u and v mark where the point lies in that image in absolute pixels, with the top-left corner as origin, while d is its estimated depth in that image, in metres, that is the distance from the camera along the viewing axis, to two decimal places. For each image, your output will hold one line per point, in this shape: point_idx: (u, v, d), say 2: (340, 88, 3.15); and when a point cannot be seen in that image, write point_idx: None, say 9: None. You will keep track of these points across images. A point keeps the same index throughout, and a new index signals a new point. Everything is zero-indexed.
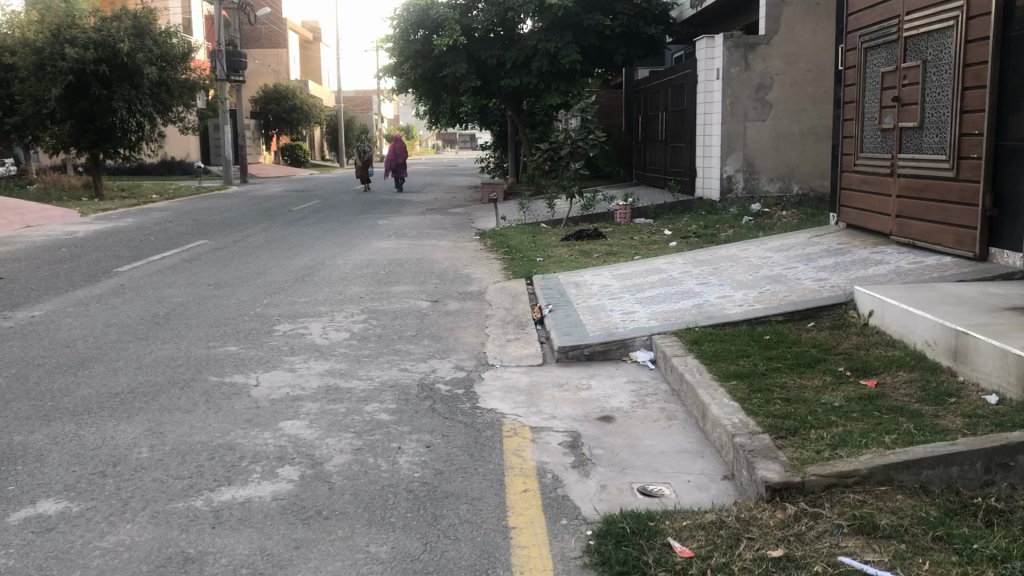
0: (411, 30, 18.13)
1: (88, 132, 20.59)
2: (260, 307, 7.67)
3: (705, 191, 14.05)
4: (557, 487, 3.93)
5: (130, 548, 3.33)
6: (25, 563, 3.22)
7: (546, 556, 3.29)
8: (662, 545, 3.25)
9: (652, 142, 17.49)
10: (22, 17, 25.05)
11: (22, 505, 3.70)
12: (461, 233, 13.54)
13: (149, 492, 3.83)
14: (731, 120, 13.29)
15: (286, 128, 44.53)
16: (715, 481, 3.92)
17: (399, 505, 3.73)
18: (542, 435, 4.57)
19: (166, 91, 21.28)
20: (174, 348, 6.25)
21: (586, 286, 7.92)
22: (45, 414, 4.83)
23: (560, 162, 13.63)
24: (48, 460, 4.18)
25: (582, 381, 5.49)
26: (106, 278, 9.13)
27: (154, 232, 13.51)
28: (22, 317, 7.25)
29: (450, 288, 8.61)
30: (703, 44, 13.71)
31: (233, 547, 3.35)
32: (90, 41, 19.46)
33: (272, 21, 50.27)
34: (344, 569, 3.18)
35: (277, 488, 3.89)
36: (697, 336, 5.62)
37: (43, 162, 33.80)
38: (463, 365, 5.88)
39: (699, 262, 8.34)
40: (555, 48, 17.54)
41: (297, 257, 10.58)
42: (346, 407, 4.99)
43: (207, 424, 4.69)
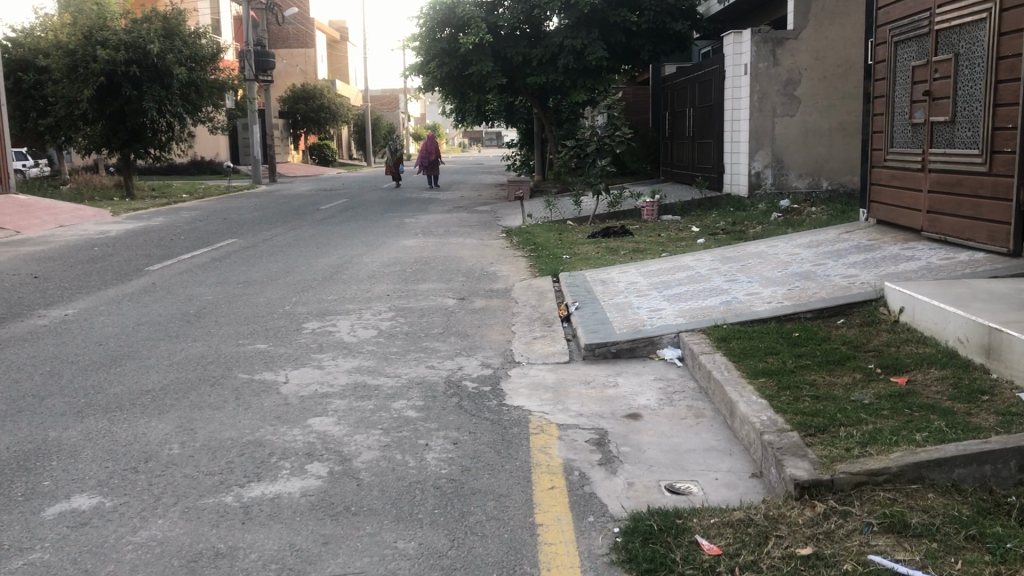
0: (437, 29, 18.19)
1: (120, 133, 20.85)
2: (288, 305, 7.71)
3: (733, 188, 13.97)
4: (583, 484, 3.92)
5: (162, 543, 3.38)
6: (59, 557, 3.27)
7: (573, 553, 3.29)
8: (689, 542, 3.24)
9: (679, 138, 17.39)
10: (56, 21, 25.44)
11: (57, 500, 3.76)
12: (488, 230, 13.56)
13: (180, 489, 3.87)
14: (760, 116, 13.20)
15: (314, 128, 44.94)
16: (743, 479, 3.90)
17: (426, 501, 3.75)
18: (569, 432, 4.57)
19: (195, 91, 21.52)
20: (204, 345, 6.31)
21: (612, 283, 7.88)
22: (79, 410, 4.91)
23: (587, 158, 13.59)
24: (82, 456, 4.25)
25: (609, 378, 5.48)
26: (138, 276, 9.26)
27: (184, 231, 13.69)
28: (55, 316, 7.36)
29: (477, 286, 8.62)
30: (730, 40, 13.64)
31: (263, 542, 3.39)
32: (121, 43, 19.66)
33: (299, 21, 50.78)
34: (372, 566, 3.20)
35: (306, 484, 3.93)
36: (725, 334, 5.59)
37: (75, 162, 34.31)
38: (489, 363, 5.89)
39: (727, 258, 8.31)
40: (582, 46, 17.50)
41: (325, 256, 10.67)
42: (374, 405, 5.01)
43: (237, 421, 4.74)
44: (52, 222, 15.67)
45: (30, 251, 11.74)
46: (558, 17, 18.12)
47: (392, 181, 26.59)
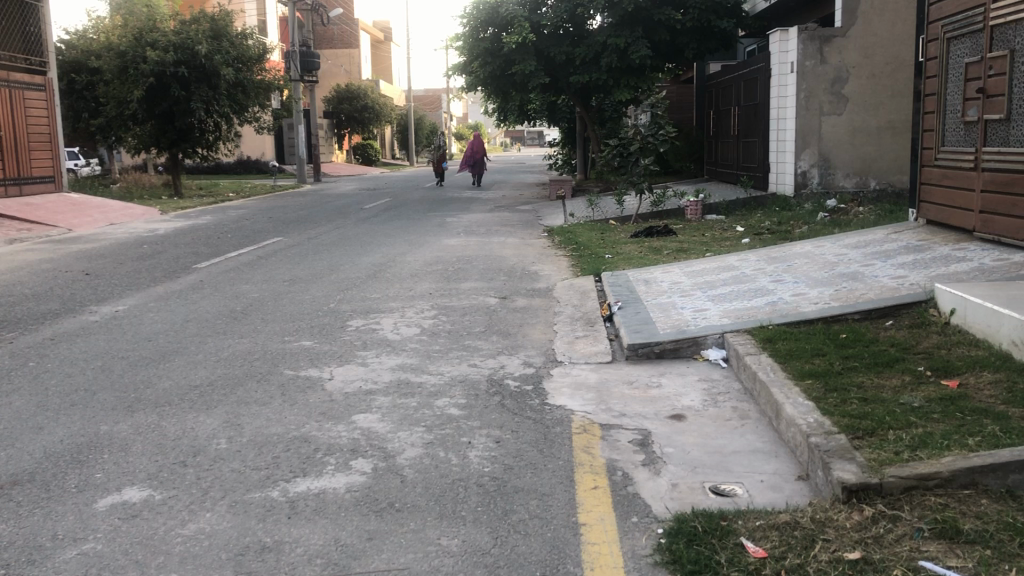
0: (480, 28, 18.24)
1: (168, 133, 21.20)
2: (333, 302, 7.80)
3: (779, 188, 13.81)
4: (626, 485, 3.91)
5: (210, 536, 3.43)
6: (112, 548, 3.33)
7: (616, 554, 3.28)
8: (735, 544, 3.21)
9: (724, 137, 17.22)
10: (107, 23, 25.97)
11: (109, 492, 3.84)
12: (529, 229, 13.56)
13: (227, 483, 3.93)
14: (806, 115, 13.04)
15: (358, 128, 45.32)
16: (789, 481, 3.85)
17: (469, 499, 3.76)
18: (612, 433, 4.56)
19: (242, 91, 21.82)
20: (250, 342, 6.39)
21: (655, 283, 7.83)
22: (129, 405, 5.00)
23: (630, 157, 13.51)
24: (133, 450, 4.33)
25: (653, 379, 5.45)
26: (185, 274, 9.41)
27: (230, 229, 13.91)
28: (106, 312, 7.51)
29: (519, 285, 8.63)
30: (776, 38, 13.49)
31: (308, 537, 3.43)
32: (170, 45, 20.00)
33: (344, 21, 51.23)
34: (416, 562, 3.22)
35: (350, 480, 3.96)
36: (771, 335, 5.52)
37: (125, 161, 35.01)
38: (531, 362, 5.90)
39: (773, 258, 8.22)
40: (625, 44, 17.43)
41: (368, 254, 10.78)
42: (417, 402, 5.04)
43: (283, 417, 4.80)
44: (102, 220, 16.01)
45: (82, 249, 12.02)
46: (601, 16, 18.08)
47: (436, 179, 26.76)
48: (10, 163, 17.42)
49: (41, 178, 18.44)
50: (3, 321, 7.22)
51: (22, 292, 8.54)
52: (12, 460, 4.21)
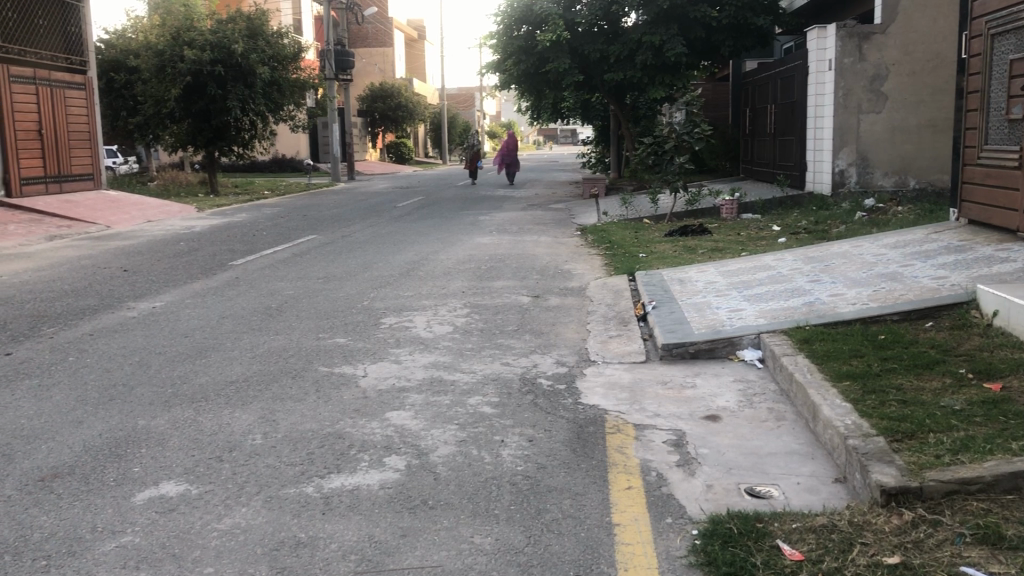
0: (514, 26, 18.24)
1: (205, 131, 21.44)
2: (366, 300, 7.84)
3: (816, 187, 13.64)
4: (661, 485, 3.88)
5: (246, 531, 3.46)
6: (149, 541, 3.37)
7: (650, 554, 3.25)
8: (771, 546, 3.17)
9: (760, 136, 17.05)
10: (146, 22, 26.33)
11: (146, 486, 3.88)
12: (562, 228, 13.53)
13: (263, 478, 3.96)
14: (844, 113, 12.87)
15: (391, 126, 45.56)
16: (826, 483, 3.80)
17: (502, 497, 3.75)
18: (646, 433, 4.52)
19: (278, 90, 22.01)
20: (286, 339, 6.44)
21: (690, 283, 7.78)
22: (167, 400, 5.06)
23: (664, 156, 13.43)
24: (170, 444, 4.38)
25: (687, 379, 5.40)
26: (222, 270, 9.51)
27: (266, 227, 14.02)
28: (144, 308, 7.60)
29: (552, 283, 8.62)
30: (814, 35, 13.33)
31: (342, 532, 3.44)
32: (207, 44, 20.22)
33: (378, 21, 51.52)
34: (449, 559, 3.22)
35: (384, 476, 3.97)
36: (808, 335, 5.46)
37: (162, 159, 35.51)
38: (564, 361, 5.87)
39: (810, 258, 8.12)
40: (660, 42, 17.31)
41: (401, 252, 10.83)
42: (450, 400, 5.04)
43: (318, 413, 4.83)
44: (140, 217, 16.22)
45: (121, 245, 12.19)
46: (636, 13, 18.00)
47: (470, 177, 26.83)
48: (51, 161, 17.72)
49: (81, 176, 18.73)
50: (44, 316, 7.34)
51: (63, 288, 8.69)
52: (52, 453, 4.27)
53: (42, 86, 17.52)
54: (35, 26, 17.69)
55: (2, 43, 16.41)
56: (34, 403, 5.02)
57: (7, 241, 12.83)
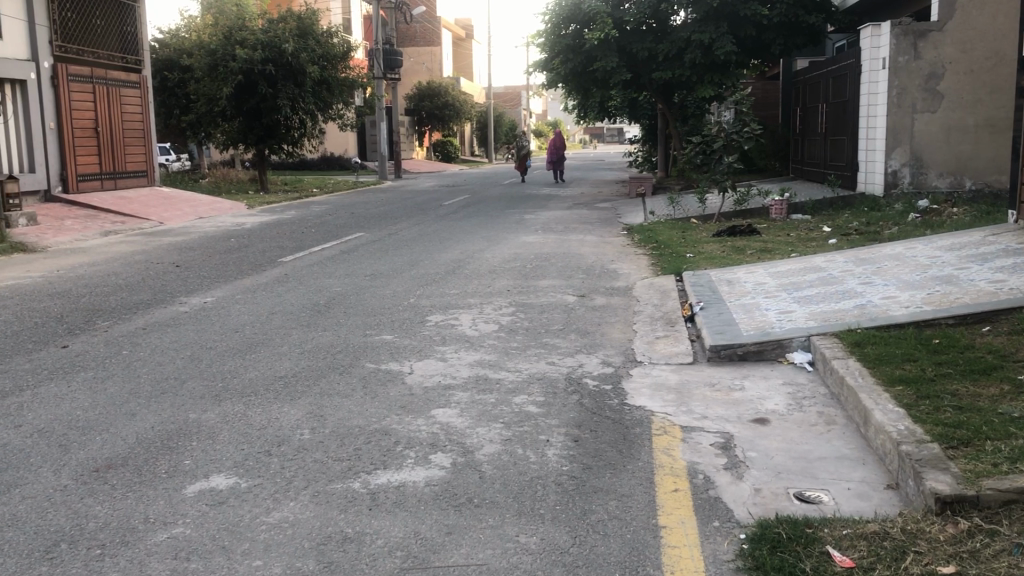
0: (562, 25, 18.22)
1: (255, 130, 21.72)
2: (412, 297, 7.89)
3: (868, 188, 13.39)
4: (708, 488, 3.84)
5: (294, 525, 3.49)
6: (200, 533, 3.42)
7: (697, 557, 3.23)
8: (821, 552, 3.13)
9: (811, 135, 16.79)
10: (199, 22, 26.78)
11: (197, 479, 3.94)
12: (608, 227, 13.48)
13: (311, 473, 4.00)
14: (898, 111, 12.64)
15: (438, 124, 45.81)
16: (878, 490, 3.73)
17: (548, 497, 3.75)
18: (693, 435, 4.48)
19: (327, 89, 22.25)
20: (333, 335, 6.51)
21: (738, 284, 7.69)
22: (217, 394, 5.14)
23: (712, 155, 13.30)
24: (220, 438, 4.44)
25: (735, 381, 5.34)
26: (271, 267, 9.64)
27: (314, 224, 14.19)
28: (195, 303, 7.74)
29: (598, 283, 8.58)
30: (868, 33, 13.11)
31: (389, 529, 3.46)
32: (258, 43, 20.52)
33: (426, 20, 51.84)
34: (495, 558, 3.22)
35: (430, 473, 3.99)
36: (860, 339, 5.37)
37: (213, 156, 36.13)
38: (610, 361, 5.85)
39: (861, 260, 7.97)
40: (710, 40, 17.15)
41: (447, 250, 10.89)
42: (495, 398, 5.05)
43: (365, 409, 4.86)
44: (192, 214, 16.51)
45: (174, 241, 12.43)
46: (685, 11, 17.86)
47: (519, 176, 26.92)
48: (107, 158, 18.09)
49: (135, 172, 19.09)
50: (100, 310, 7.51)
51: (118, 282, 8.88)
52: (107, 444, 4.36)
53: (99, 85, 17.93)
54: (94, 27, 18.10)
55: (61, 43, 16.79)
56: (89, 396, 5.14)
57: (64, 236, 13.15)
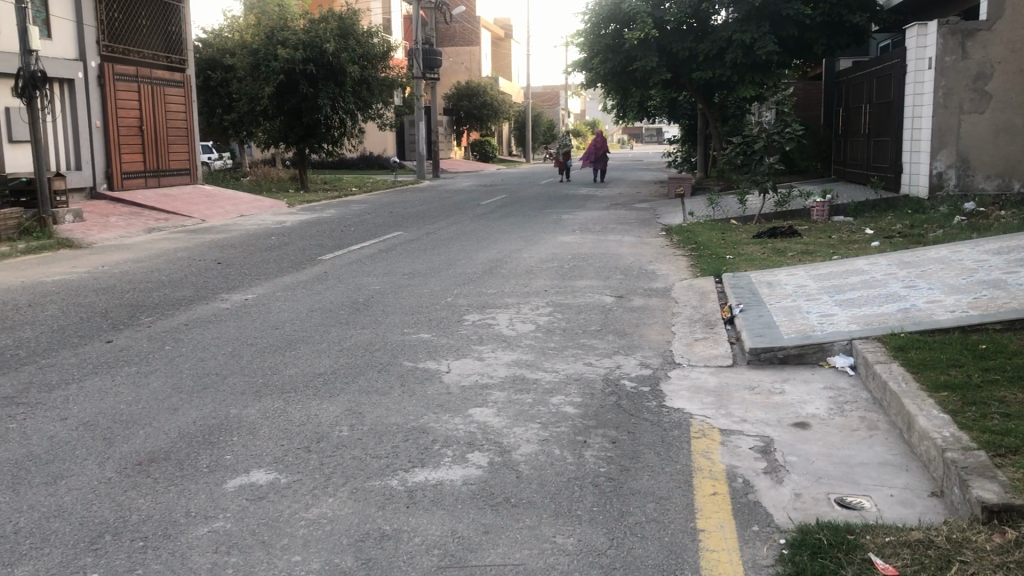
0: (602, 24, 18.13)
1: (296, 128, 21.92)
2: (450, 296, 7.91)
3: (912, 190, 13.18)
4: (747, 492, 3.80)
5: (332, 521, 3.52)
6: (240, 528, 3.46)
7: (736, 562, 3.20)
8: (862, 559, 3.08)
9: (854, 136, 16.56)
10: (242, 22, 27.08)
11: (237, 474, 3.99)
12: (646, 227, 13.42)
13: (349, 470, 4.03)
14: (944, 113, 12.42)
15: (477, 124, 45.91)
16: (921, 497, 3.67)
17: (585, 498, 3.74)
18: (732, 439, 4.44)
19: (367, 88, 22.39)
20: (371, 333, 6.55)
21: (780, 286, 7.61)
22: (258, 390, 5.19)
23: (753, 155, 13.16)
24: (260, 433, 4.49)
25: (775, 385, 5.28)
26: (311, 265, 9.73)
27: (353, 223, 14.28)
28: (237, 300, 7.82)
29: (636, 284, 8.54)
30: (914, 32, 12.91)
31: (426, 527, 3.47)
32: (300, 43, 20.72)
33: (465, 20, 51.97)
34: (532, 558, 3.22)
35: (467, 472, 3.99)
36: (904, 343, 5.28)
37: (255, 155, 36.56)
38: (648, 363, 5.81)
39: (906, 264, 7.83)
40: (751, 40, 16.98)
41: (486, 250, 10.90)
42: (532, 399, 5.04)
43: (403, 407, 4.88)
44: (234, 212, 16.70)
45: (216, 238, 12.60)
46: (727, 10, 17.71)
47: (560, 174, 26.90)
48: (150, 156, 18.37)
49: (178, 171, 19.34)
50: (143, 306, 7.61)
51: (161, 279, 9.02)
52: (149, 438, 4.42)
53: (144, 84, 18.21)
54: (139, 26, 18.38)
55: (107, 44, 17.08)
56: (133, 390, 5.22)
57: (109, 233, 13.38)
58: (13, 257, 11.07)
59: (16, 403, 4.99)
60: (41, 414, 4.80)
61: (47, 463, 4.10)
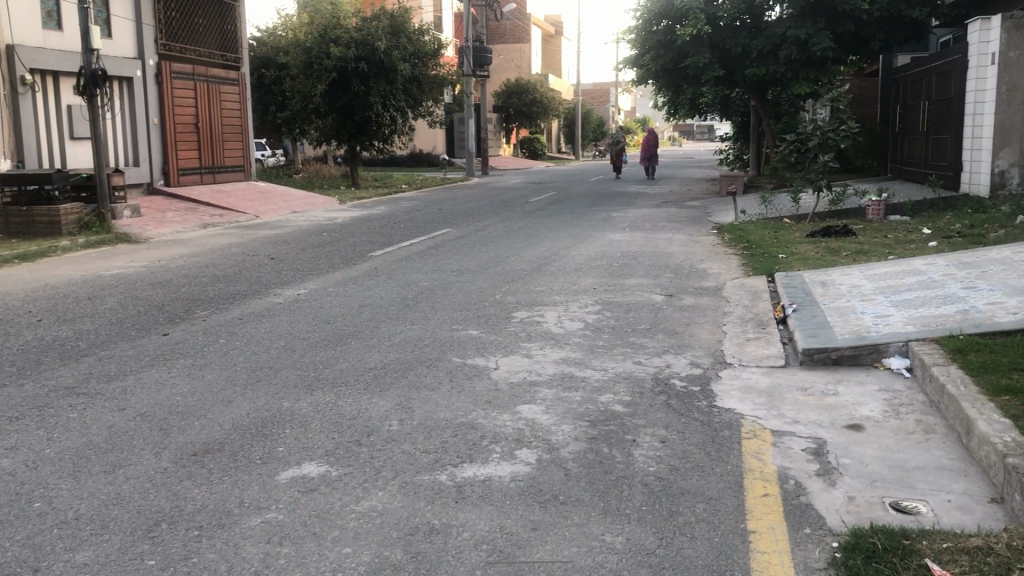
0: (654, 20, 17.97)
1: (347, 126, 22.13)
2: (499, 293, 7.91)
3: (972, 188, 12.86)
4: (799, 494, 3.75)
5: (382, 514, 3.55)
6: (292, 519, 3.51)
7: (787, 564, 3.15)
8: (918, 565, 3.02)
9: (912, 133, 16.21)
10: (295, 20, 27.40)
11: (290, 466, 4.04)
12: (697, 226, 13.30)
13: (399, 464, 4.06)
14: (1007, 110, 12.13)
15: (526, 122, 45.92)
16: (981, 503, 3.58)
17: (634, 497, 3.72)
18: (784, 440, 4.38)
19: (417, 87, 22.52)
20: (421, 329, 6.59)
21: (834, 286, 7.48)
22: (309, 383, 5.27)
23: (807, 153, 12.96)
24: (312, 426, 4.55)
25: (828, 386, 5.20)
26: (362, 261, 9.81)
27: (403, 220, 14.37)
28: (289, 294, 7.94)
29: (686, 282, 8.48)
30: (976, 27, 12.61)
31: (475, 522, 3.48)
32: (352, 41, 20.93)
33: (515, 17, 52.02)
34: (580, 556, 3.22)
35: (515, 469, 4.00)
36: (963, 344, 5.16)
37: (308, 152, 37.04)
38: (699, 362, 5.76)
39: (965, 264, 7.64)
40: (806, 36, 16.72)
41: (535, 247, 10.88)
42: (580, 396, 5.03)
43: (452, 403, 4.91)
44: (287, 208, 16.93)
45: (269, 234, 12.77)
46: (781, 6, 17.46)
47: (613, 171, 26.82)
48: (205, 152, 18.71)
49: (233, 168, 19.65)
50: (198, 300, 7.75)
51: (216, 273, 9.18)
52: (204, 430, 4.50)
53: (200, 82, 18.55)
54: (195, 25, 18.70)
55: (164, 42, 17.41)
56: (188, 382, 5.33)
57: (165, 228, 13.65)
58: (73, 251, 11.34)
59: (76, 393, 5.12)
60: (100, 404, 4.92)
61: (106, 452, 4.20)
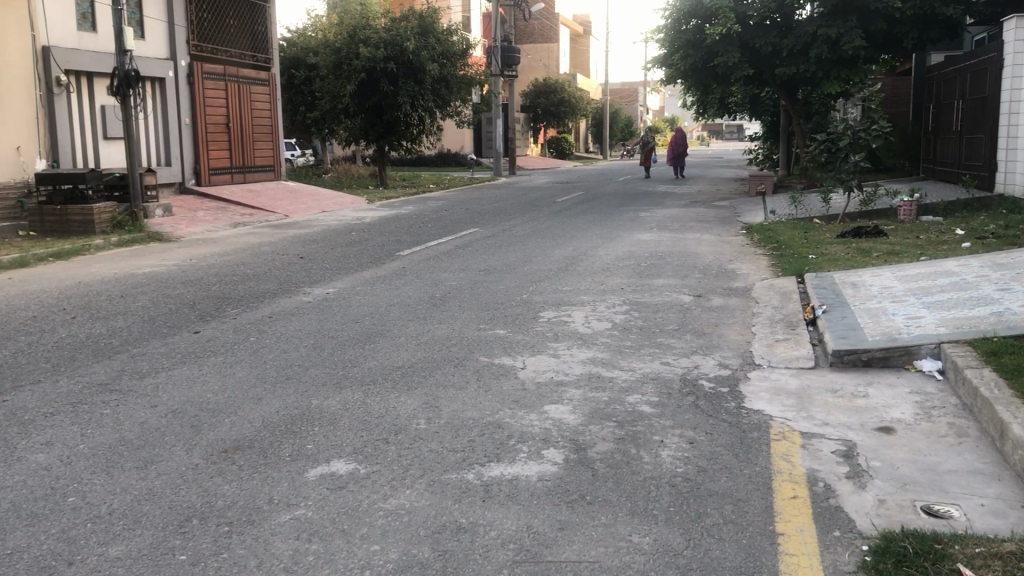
0: (683, 20, 17.88)
1: (376, 126, 22.22)
2: (526, 293, 7.92)
3: (1007, 189, 12.68)
4: (828, 497, 3.72)
5: (409, 512, 3.57)
6: (321, 516, 3.54)
7: (816, 566, 3.13)
8: (950, 570, 2.98)
9: (945, 133, 16.00)
10: (325, 21, 27.57)
11: (318, 463, 4.08)
12: (726, 226, 13.22)
13: (427, 462, 4.08)
14: None
15: (554, 121, 45.88)
16: (1015, 508, 3.53)
17: (662, 497, 3.71)
18: (813, 442, 4.35)
19: (445, 87, 22.58)
20: (449, 328, 6.61)
21: (864, 287, 7.40)
22: (338, 381, 5.31)
23: (838, 153, 12.84)
24: (341, 424, 4.58)
25: (858, 388, 5.15)
26: (390, 260, 9.86)
27: (431, 219, 14.42)
28: (318, 293, 7.99)
29: (715, 283, 8.43)
30: (1012, 25, 12.43)
31: (502, 521, 3.49)
32: (381, 41, 21.03)
33: (544, 17, 51.99)
34: (608, 556, 3.21)
35: (542, 469, 4.00)
36: (997, 347, 5.09)
37: (337, 152, 37.26)
38: (727, 363, 5.73)
39: (999, 266, 7.53)
40: (837, 35, 16.57)
41: (562, 247, 10.87)
42: (608, 397, 5.02)
43: (479, 402, 4.92)
44: (316, 208, 17.04)
45: (298, 233, 12.87)
46: (812, 5, 17.30)
47: (644, 171, 26.74)
48: (236, 152, 18.89)
49: (263, 167, 19.82)
50: (228, 298, 7.83)
51: (246, 272, 9.26)
52: (234, 427, 4.55)
53: (231, 82, 18.72)
54: (227, 26, 18.88)
55: (195, 43, 17.59)
56: (218, 379, 5.39)
57: (196, 227, 13.79)
58: (106, 249, 11.50)
59: (109, 390, 5.19)
60: (133, 401, 4.98)
61: (138, 448, 4.26)
